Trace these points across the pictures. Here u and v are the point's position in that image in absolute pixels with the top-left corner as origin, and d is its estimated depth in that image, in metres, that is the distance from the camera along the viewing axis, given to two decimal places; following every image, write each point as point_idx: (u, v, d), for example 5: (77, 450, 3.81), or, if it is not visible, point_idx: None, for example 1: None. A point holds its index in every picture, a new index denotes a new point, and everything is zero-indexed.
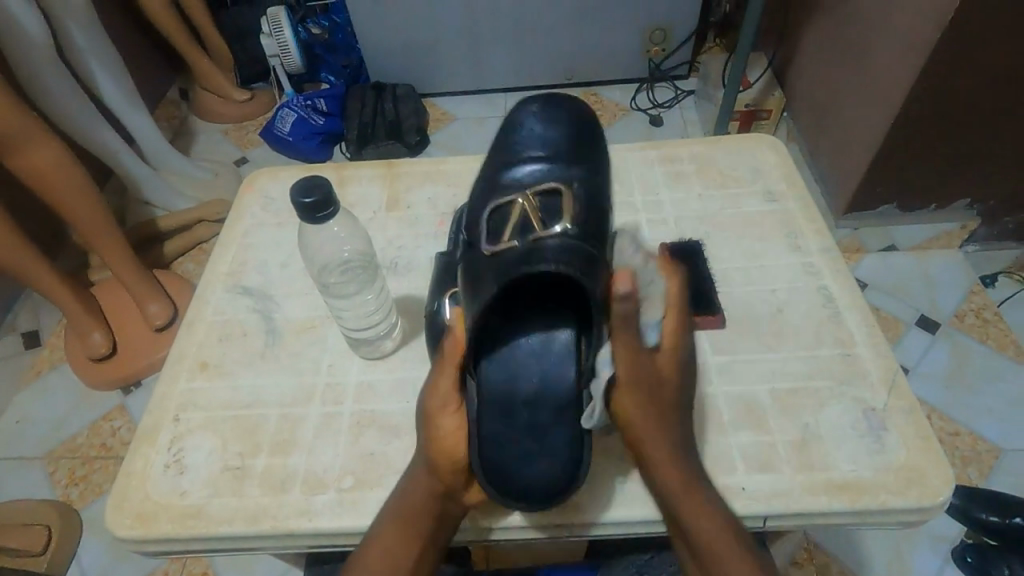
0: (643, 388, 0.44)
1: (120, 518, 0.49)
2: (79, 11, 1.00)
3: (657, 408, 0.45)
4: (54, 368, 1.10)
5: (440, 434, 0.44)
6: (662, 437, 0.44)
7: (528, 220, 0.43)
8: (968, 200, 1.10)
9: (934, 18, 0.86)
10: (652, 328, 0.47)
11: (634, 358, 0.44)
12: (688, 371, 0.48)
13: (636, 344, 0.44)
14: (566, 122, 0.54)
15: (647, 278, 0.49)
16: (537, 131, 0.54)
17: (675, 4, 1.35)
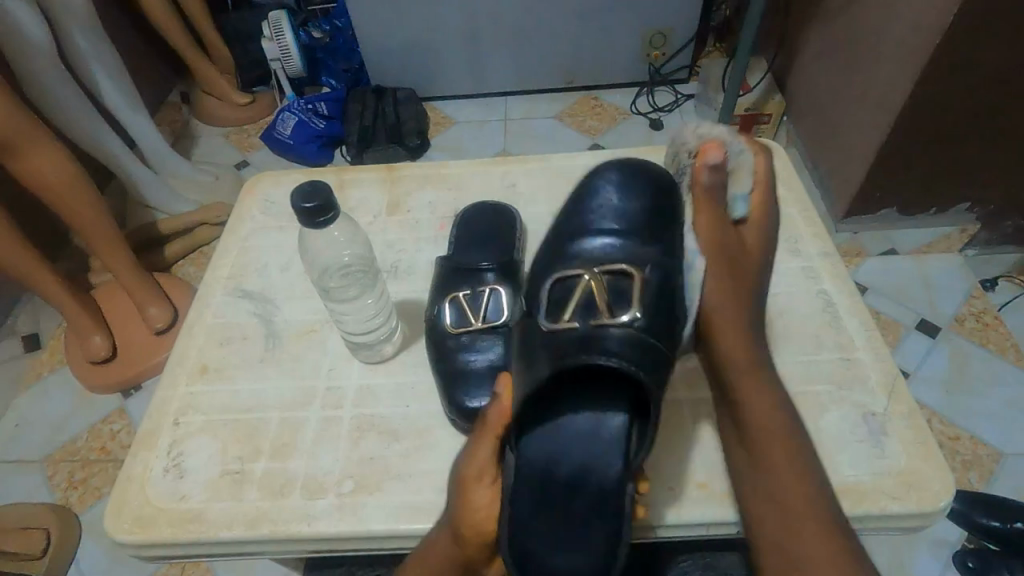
0: (722, 251, 0.54)
1: (120, 522, 0.49)
2: (81, 15, 1.00)
3: (728, 266, 0.53)
4: (54, 370, 1.10)
5: (473, 505, 0.43)
6: (729, 306, 0.51)
7: (594, 300, 0.45)
8: (968, 205, 1.10)
9: (932, 24, 0.86)
10: (740, 201, 0.57)
11: (716, 223, 0.54)
12: (764, 243, 0.57)
13: (719, 211, 0.55)
14: (640, 191, 0.54)
15: (735, 151, 0.58)
16: (605, 200, 0.54)
17: (675, 8, 1.35)
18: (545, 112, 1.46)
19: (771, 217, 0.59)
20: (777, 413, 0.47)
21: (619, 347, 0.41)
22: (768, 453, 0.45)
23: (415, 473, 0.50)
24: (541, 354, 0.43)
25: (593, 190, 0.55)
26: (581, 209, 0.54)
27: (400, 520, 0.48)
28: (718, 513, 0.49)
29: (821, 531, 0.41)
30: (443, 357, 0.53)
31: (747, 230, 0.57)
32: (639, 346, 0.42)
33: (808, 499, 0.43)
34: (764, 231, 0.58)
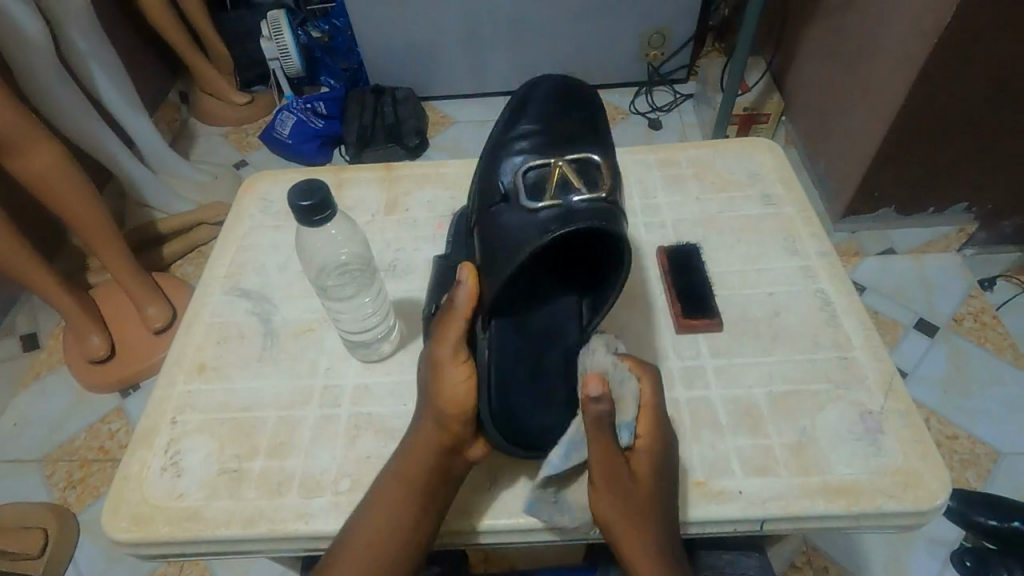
0: (619, 496, 0.43)
1: (116, 521, 0.49)
2: (79, 15, 1.00)
3: (633, 511, 0.43)
4: (51, 370, 1.10)
5: (448, 382, 0.45)
6: (644, 548, 0.42)
7: (567, 181, 0.48)
8: (965, 204, 1.10)
9: (931, 25, 0.86)
10: (625, 429, 0.45)
11: (608, 462, 0.43)
12: (672, 467, 0.46)
13: (610, 446, 0.43)
14: (566, 95, 0.58)
15: (617, 381, 0.46)
16: (546, 103, 0.57)
17: (674, 8, 1.35)
18: None
19: (672, 435, 0.46)
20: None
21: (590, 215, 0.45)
22: None
23: None
24: (514, 237, 0.47)
25: (529, 100, 0.58)
26: (529, 116, 0.57)
27: None
28: None
29: None
30: None
31: (644, 460, 0.44)
32: (611, 216, 0.45)
33: None
34: (667, 456, 0.45)
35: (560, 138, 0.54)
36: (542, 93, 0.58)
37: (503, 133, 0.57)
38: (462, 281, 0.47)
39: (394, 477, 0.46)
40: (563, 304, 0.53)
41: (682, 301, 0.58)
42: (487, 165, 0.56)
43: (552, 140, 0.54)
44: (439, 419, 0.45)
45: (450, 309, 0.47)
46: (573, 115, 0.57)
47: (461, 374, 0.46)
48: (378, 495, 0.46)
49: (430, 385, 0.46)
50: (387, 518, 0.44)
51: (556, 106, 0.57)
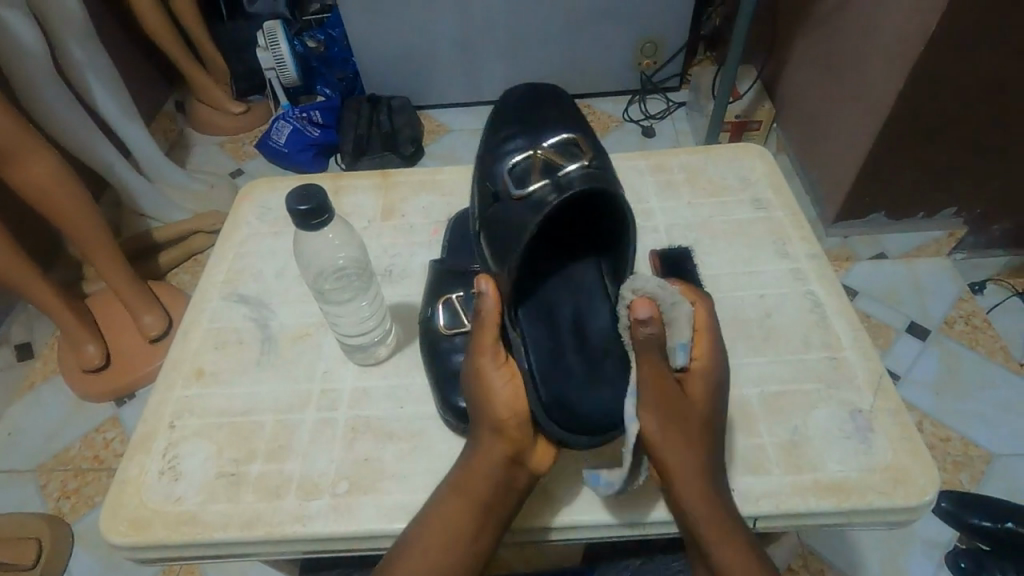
0: (673, 411, 0.44)
1: (114, 525, 0.49)
2: (77, 27, 1.01)
3: (683, 428, 0.44)
4: (47, 379, 1.09)
5: (491, 391, 0.46)
6: (687, 462, 0.44)
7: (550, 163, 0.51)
8: (954, 209, 1.12)
9: (917, 34, 0.88)
10: (681, 349, 0.47)
11: (663, 385, 0.44)
12: (721, 394, 0.48)
13: (663, 365, 0.44)
14: (536, 97, 0.61)
15: (670, 304, 0.47)
16: (522, 108, 0.60)
17: (666, 17, 1.37)
18: None
19: (723, 363, 0.48)
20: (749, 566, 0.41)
21: (581, 178, 0.45)
22: None
23: (410, 472, 0.51)
24: (513, 221, 0.48)
25: (505, 112, 0.61)
26: (505, 121, 0.59)
27: (395, 519, 0.49)
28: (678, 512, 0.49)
29: None
30: (436, 358, 0.53)
31: (698, 382, 0.47)
32: (601, 175, 0.46)
33: None
34: (720, 380, 0.47)
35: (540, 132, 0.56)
36: (513, 103, 0.61)
37: (486, 142, 0.59)
38: (484, 291, 0.48)
39: (452, 489, 0.46)
40: (585, 279, 0.55)
41: None
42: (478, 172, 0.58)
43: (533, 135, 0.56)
44: (495, 428, 0.46)
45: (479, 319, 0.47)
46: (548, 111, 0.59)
47: (503, 378, 0.47)
48: (435, 509, 0.45)
49: (476, 394, 0.47)
50: (444, 531, 0.44)
51: (530, 109, 0.60)
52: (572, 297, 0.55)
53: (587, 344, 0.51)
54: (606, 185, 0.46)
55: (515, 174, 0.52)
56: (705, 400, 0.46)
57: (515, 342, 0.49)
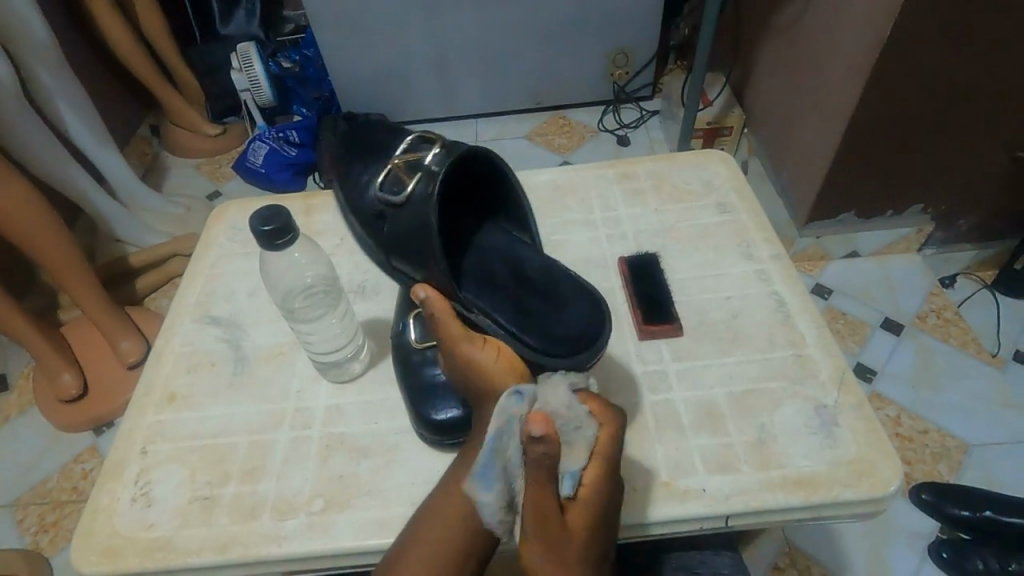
0: (548, 542, 0.41)
1: (86, 554, 0.49)
2: (45, 55, 1.01)
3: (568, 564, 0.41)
4: (22, 412, 1.07)
5: (489, 366, 0.46)
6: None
7: (406, 163, 0.55)
8: (920, 206, 1.14)
9: (874, 39, 0.92)
10: (569, 477, 0.42)
11: (541, 512, 0.40)
12: (610, 517, 0.43)
13: (549, 496, 0.40)
14: (349, 138, 0.67)
15: (571, 426, 0.42)
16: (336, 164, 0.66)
17: (635, 29, 1.41)
18: (515, 132, 1.49)
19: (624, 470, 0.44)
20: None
21: (443, 157, 0.53)
22: None
23: (386, 487, 0.51)
24: (412, 218, 0.53)
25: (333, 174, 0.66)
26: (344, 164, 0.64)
27: (371, 535, 0.48)
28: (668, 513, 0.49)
29: None
30: (410, 372, 0.54)
31: (584, 513, 0.41)
32: (454, 145, 0.54)
33: None
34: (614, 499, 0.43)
35: (376, 155, 0.63)
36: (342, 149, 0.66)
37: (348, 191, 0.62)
38: (427, 297, 0.48)
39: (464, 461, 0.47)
40: (495, 238, 0.60)
41: (644, 309, 0.60)
42: (351, 211, 0.61)
43: (374, 159, 0.63)
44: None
45: (439, 323, 0.47)
46: (366, 141, 0.65)
47: (492, 351, 0.46)
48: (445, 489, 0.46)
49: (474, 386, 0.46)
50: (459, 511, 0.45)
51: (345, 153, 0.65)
52: (497, 254, 0.59)
53: (531, 281, 0.56)
54: (462, 149, 0.53)
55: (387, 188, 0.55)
56: (586, 537, 0.41)
57: (477, 317, 0.53)
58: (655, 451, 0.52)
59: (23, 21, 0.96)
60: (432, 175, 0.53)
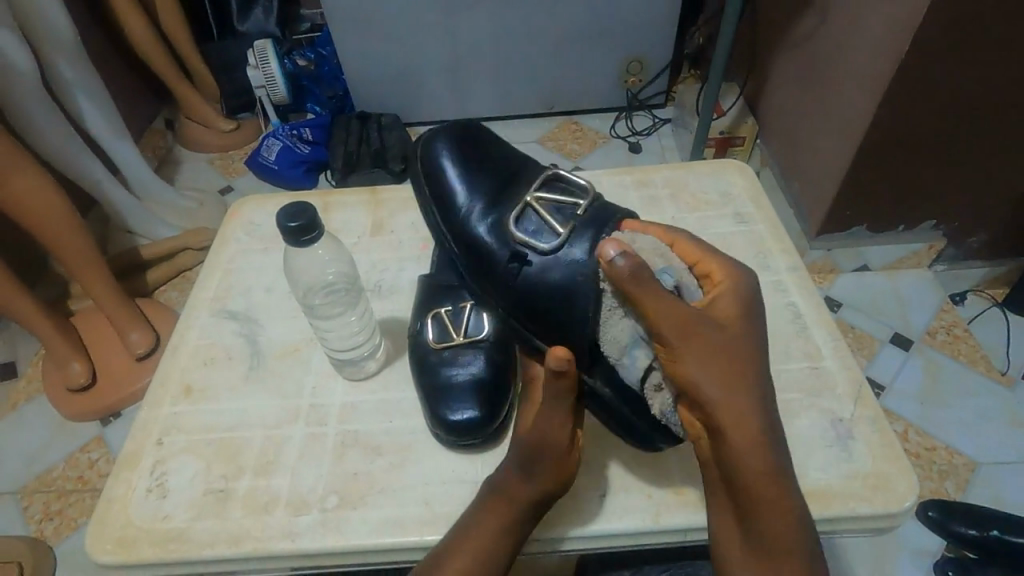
0: (694, 339, 0.41)
1: (101, 543, 0.49)
2: (66, 46, 1.02)
3: (727, 370, 0.41)
4: (30, 400, 1.08)
5: (561, 455, 0.46)
6: (746, 413, 0.41)
7: (556, 209, 0.51)
8: (933, 222, 1.13)
9: (890, 55, 0.92)
10: (667, 275, 0.45)
11: (670, 310, 0.41)
12: (754, 311, 0.45)
13: (674, 299, 0.42)
14: (453, 139, 0.57)
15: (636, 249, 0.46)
16: (425, 173, 0.57)
17: (650, 36, 1.41)
18: (527, 137, 1.50)
19: (754, 283, 0.46)
20: (793, 531, 0.40)
21: (602, 220, 0.50)
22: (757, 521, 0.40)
23: (399, 486, 0.51)
24: (562, 276, 0.48)
25: (419, 181, 0.58)
26: (444, 176, 0.55)
27: (383, 534, 0.49)
28: (690, 521, 0.50)
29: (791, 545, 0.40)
30: (426, 372, 0.54)
31: (723, 301, 0.44)
32: (611, 207, 0.51)
33: (793, 523, 0.40)
34: (748, 301, 0.45)
35: (492, 178, 0.55)
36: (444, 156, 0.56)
37: (450, 215, 0.54)
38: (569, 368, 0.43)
39: (487, 504, 0.46)
40: None
41: None
42: (456, 245, 0.54)
43: (487, 185, 0.55)
44: (551, 482, 0.46)
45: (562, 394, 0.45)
46: (477, 151, 0.57)
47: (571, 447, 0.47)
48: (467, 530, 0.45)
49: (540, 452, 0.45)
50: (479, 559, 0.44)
51: (447, 155, 0.56)
52: None
53: None
54: (620, 213, 0.51)
55: (527, 230, 0.51)
56: (736, 321, 0.44)
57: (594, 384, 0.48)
58: (672, 459, 0.53)
59: (45, 13, 0.97)
60: (594, 236, 0.49)
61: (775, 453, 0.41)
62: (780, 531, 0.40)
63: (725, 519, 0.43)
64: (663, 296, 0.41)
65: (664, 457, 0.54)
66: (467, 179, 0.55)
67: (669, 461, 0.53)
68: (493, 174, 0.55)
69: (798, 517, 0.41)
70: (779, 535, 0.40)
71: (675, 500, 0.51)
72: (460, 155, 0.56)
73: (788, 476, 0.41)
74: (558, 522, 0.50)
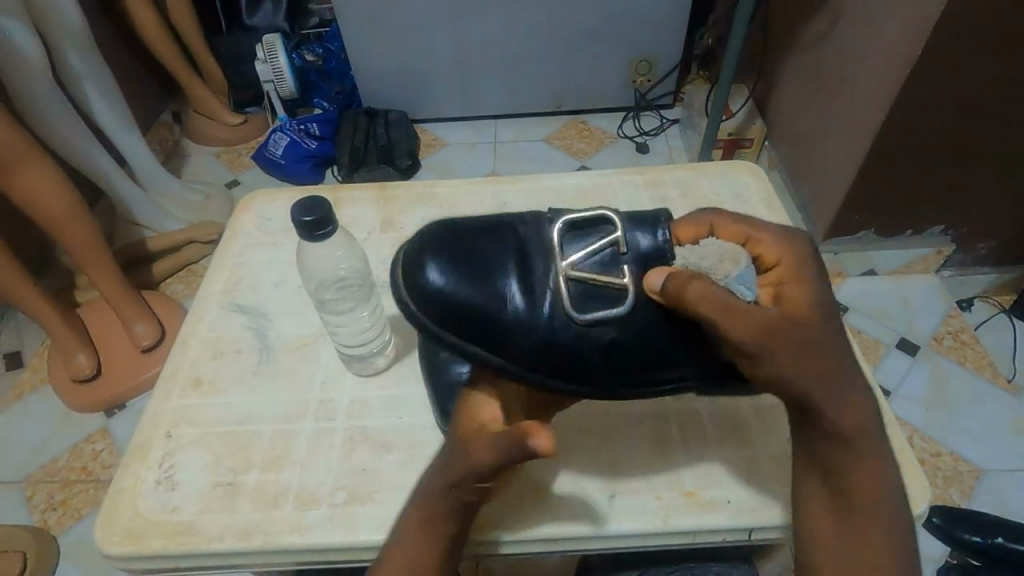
0: (777, 342, 0.38)
1: (110, 534, 0.49)
2: (76, 38, 1.02)
3: (817, 365, 0.39)
4: (35, 390, 1.08)
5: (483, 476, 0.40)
6: (844, 402, 0.39)
7: (599, 257, 0.43)
8: (942, 226, 1.13)
9: (902, 60, 0.91)
10: (739, 279, 0.41)
11: (745, 317, 0.38)
12: (824, 289, 0.42)
13: (747, 305, 0.39)
14: (447, 258, 0.43)
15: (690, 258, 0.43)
16: (441, 312, 0.43)
17: (659, 37, 1.40)
18: (534, 135, 1.49)
19: (812, 252, 0.43)
20: (890, 514, 0.39)
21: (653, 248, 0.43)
22: (859, 512, 0.39)
23: (408, 482, 0.51)
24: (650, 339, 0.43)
25: (427, 319, 0.43)
26: (476, 305, 0.42)
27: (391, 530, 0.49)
28: (697, 525, 0.50)
29: (889, 530, 0.39)
30: (436, 369, 0.53)
31: (798, 290, 0.41)
32: (642, 218, 0.44)
33: (889, 507, 0.39)
34: (816, 280, 0.41)
35: (525, 276, 0.44)
36: (456, 287, 0.42)
37: (520, 340, 0.43)
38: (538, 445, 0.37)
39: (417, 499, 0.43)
40: None
41: None
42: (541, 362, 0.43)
43: (532, 283, 0.43)
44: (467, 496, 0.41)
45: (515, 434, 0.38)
46: (484, 257, 0.44)
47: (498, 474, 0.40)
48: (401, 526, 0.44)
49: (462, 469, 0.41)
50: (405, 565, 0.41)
51: (457, 282, 0.43)
52: None
53: None
54: (659, 219, 0.44)
55: (591, 301, 0.43)
56: (812, 308, 0.40)
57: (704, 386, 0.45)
58: (683, 461, 0.53)
59: (56, 5, 0.97)
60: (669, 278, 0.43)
61: (873, 435, 0.40)
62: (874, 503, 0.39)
63: (814, 494, 0.41)
64: (736, 307, 0.38)
65: (674, 458, 0.53)
66: (485, 287, 0.43)
67: (678, 464, 0.53)
68: (504, 265, 0.44)
69: (893, 500, 0.40)
70: (880, 522, 0.39)
71: (684, 503, 0.51)
72: (464, 272, 0.43)
73: (883, 459, 0.40)
74: (561, 524, 0.50)
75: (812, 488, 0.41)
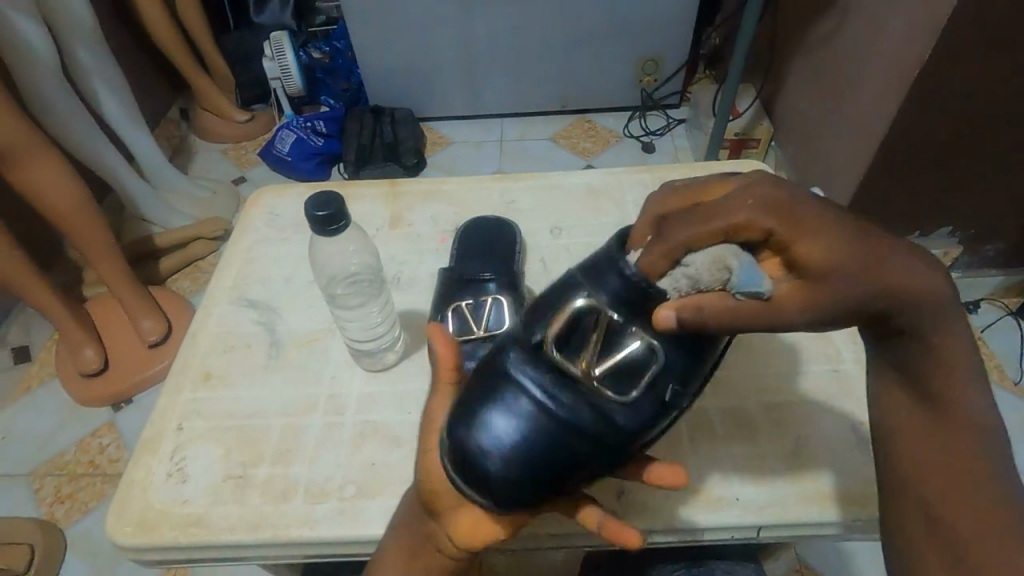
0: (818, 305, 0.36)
1: (121, 525, 0.50)
2: (85, 36, 1.03)
3: (871, 295, 0.36)
4: (43, 383, 1.09)
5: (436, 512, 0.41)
6: (919, 302, 0.36)
7: (594, 335, 0.38)
8: (949, 228, 1.12)
9: (910, 60, 0.91)
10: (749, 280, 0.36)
11: (770, 311, 0.36)
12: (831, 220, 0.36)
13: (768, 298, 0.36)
14: (507, 458, 0.36)
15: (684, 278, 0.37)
16: (538, 494, 0.37)
17: (666, 36, 1.40)
18: (539, 134, 1.49)
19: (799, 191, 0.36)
20: (980, 403, 0.37)
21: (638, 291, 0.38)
22: (949, 415, 0.37)
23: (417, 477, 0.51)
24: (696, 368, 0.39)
25: (518, 507, 0.37)
26: (568, 464, 0.37)
27: None
28: (705, 521, 0.50)
29: (983, 420, 0.37)
30: None
31: (811, 241, 0.35)
32: (592, 271, 0.40)
33: (978, 394, 0.37)
34: (819, 217, 0.36)
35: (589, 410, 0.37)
36: (539, 470, 0.36)
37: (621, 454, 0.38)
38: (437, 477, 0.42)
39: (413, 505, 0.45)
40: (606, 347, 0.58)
41: None
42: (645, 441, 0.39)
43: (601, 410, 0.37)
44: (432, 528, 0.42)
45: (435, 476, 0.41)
46: (539, 430, 0.36)
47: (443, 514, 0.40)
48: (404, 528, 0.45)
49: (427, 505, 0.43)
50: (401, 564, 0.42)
51: (536, 468, 0.36)
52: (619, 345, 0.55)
53: None
54: (608, 260, 0.40)
55: (630, 377, 0.38)
56: (836, 251, 0.35)
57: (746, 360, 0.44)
58: (691, 458, 0.53)
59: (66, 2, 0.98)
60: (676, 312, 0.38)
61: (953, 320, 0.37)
62: (963, 404, 0.37)
63: (896, 403, 0.39)
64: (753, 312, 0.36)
65: (683, 455, 0.53)
66: (558, 455, 0.36)
67: (685, 460, 0.53)
68: (556, 425, 0.36)
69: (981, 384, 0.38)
70: (972, 412, 0.37)
71: (693, 501, 0.51)
72: (531, 453, 0.36)
73: (964, 343, 0.38)
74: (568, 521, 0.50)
75: (893, 394, 0.40)
